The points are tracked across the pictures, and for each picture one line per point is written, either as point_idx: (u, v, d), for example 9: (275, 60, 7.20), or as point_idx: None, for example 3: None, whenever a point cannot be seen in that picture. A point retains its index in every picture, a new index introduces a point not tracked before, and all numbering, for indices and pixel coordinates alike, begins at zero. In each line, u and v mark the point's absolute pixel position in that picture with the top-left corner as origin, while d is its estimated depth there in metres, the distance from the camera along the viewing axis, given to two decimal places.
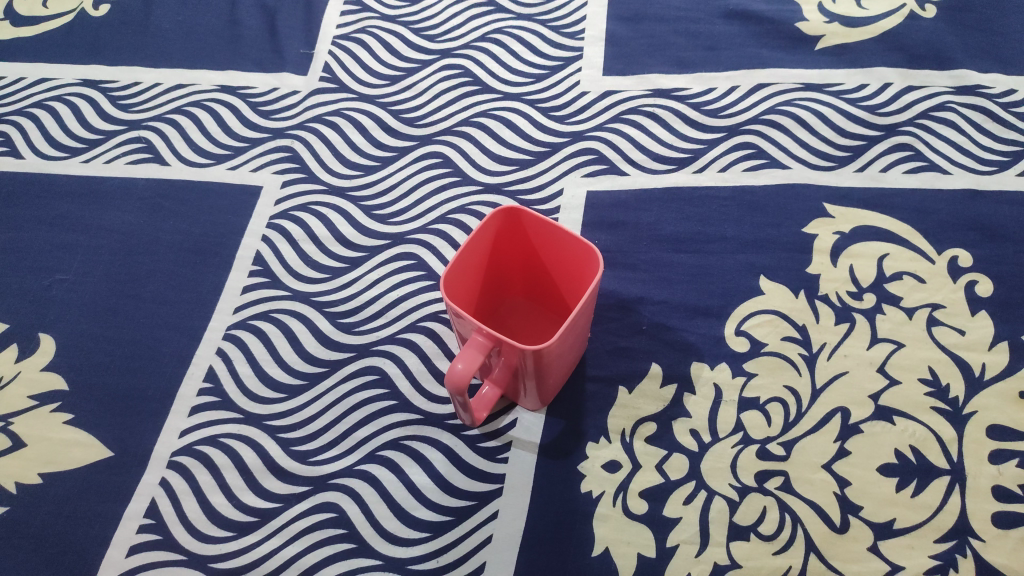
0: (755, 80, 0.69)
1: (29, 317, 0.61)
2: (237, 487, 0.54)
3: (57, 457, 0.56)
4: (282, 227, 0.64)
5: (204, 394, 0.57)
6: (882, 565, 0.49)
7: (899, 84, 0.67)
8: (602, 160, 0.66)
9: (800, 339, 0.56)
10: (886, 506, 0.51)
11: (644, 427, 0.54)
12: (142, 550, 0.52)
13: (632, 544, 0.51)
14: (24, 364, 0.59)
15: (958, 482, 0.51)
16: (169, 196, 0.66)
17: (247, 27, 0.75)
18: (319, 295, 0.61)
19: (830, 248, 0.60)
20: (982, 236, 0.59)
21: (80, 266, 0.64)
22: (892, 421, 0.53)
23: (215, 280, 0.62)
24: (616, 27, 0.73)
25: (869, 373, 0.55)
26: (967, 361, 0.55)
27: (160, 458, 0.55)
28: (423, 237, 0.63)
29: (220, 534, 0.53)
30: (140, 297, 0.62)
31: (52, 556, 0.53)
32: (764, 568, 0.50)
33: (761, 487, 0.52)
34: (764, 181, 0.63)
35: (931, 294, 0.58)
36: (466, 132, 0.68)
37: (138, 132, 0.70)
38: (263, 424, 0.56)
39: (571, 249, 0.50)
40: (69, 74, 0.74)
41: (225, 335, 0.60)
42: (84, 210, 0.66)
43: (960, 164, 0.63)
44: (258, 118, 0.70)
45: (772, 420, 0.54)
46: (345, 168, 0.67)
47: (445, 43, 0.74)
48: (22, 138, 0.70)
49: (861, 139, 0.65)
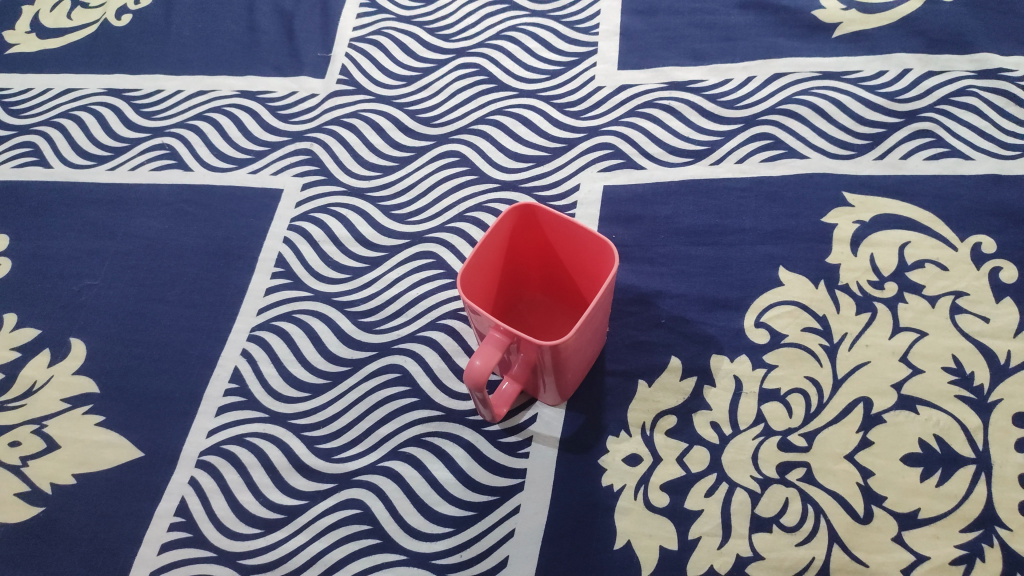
0: (771, 70, 0.68)
1: (61, 323, 0.63)
2: (263, 485, 0.55)
3: (89, 458, 0.57)
4: (304, 229, 0.65)
5: (230, 394, 0.58)
6: (907, 555, 0.49)
7: (919, 69, 0.66)
8: (619, 154, 0.66)
9: (821, 330, 0.56)
10: (911, 495, 0.51)
11: (664, 421, 0.54)
12: (173, 547, 0.54)
13: (654, 536, 0.51)
14: (57, 368, 0.61)
15: (984, 470, 0.51)
16: (192, 201, 0.68)
17: (265, 32, 0.76)
18: (340, 296, 0.62)
19: (851, 237, 0.59)
20: (1006, 222, 0.59)
21: (109, 271, 0.65)
22: (915, 411, 0.53)
23: (239, 283, 0.63)
24: (630, 20, 0.73)
25: (891, 362, 0.55)
26: (992, 349, 0.54)
27: (189, 458, 0.56)
28: (441, 235, 0.64)
29: (248, 530, 0.54)
30: (166, 301, 0.63)
31: (87, 554, 0.54)
32: (787, 559, 0.50)
33: (782, 478, 0.52)
34: (782, 171, 0.63)
35: (954, 281, 0.57)
36: (482, 131, 0.69)
37: (161, 139, 0.71)
38: (288, 423, 0.57)
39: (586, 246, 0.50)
40: (94, 85, 0.75)
41: (249, 336, 0.61)
42: (110, 217, 0.68)
43: (983, 149, 0.62)
44: (278, 122, 0.71)
45: (793, 411, 0.54)
46: (363, 169, 0.68)
47: (460, 42, 0.74)
48: (50, 148, 0.72)
49: (880, 127, 0.64)
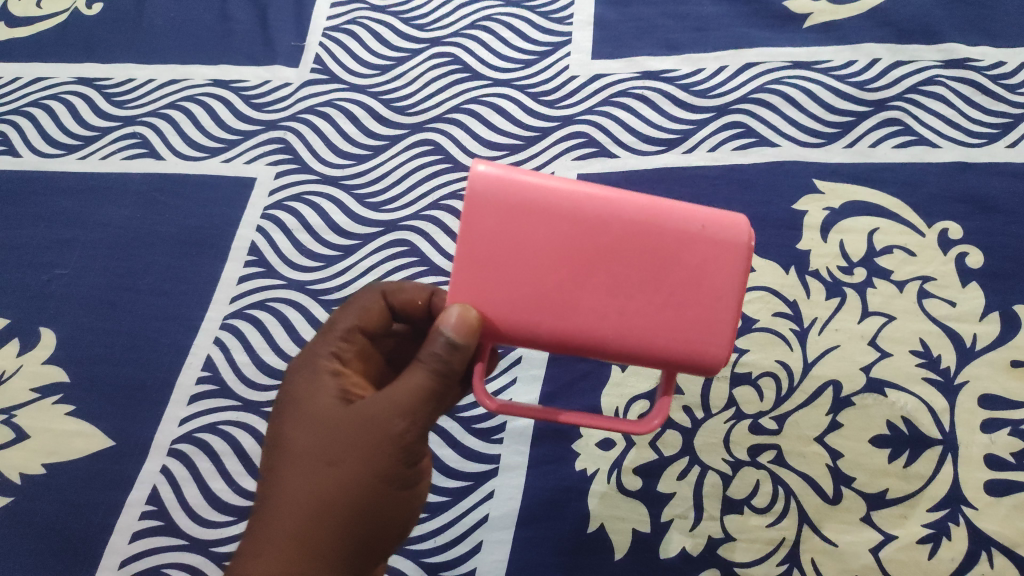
0: (742, 59, 0.69)
1: (31, 312, 0.62)
2: (236, 473, 0.55)
3: (58, 447, 0.57)
4: (277, 217, 0.65)
5: (202, 382, 0.58)
6: (874, 534, 0.50)
7: (888, 59, 0.67)
8: (593, 143, 0.66)
9: (791, 315, 0.57)
10: (878, 476, 0.51)
11: (638, 405, 0.55)
12: (145, 536, 0.53)
13: (627, 519, 0.51)
14: (26, 358, 0.60)
15: (950, 451, 0.52)
16: (164, 190, 0.67)
17: (238, 21, 0.76)
18: (314, 284, 0.62)
19: (821, 224, 0.60)
20: (973, 208, 0.59)
21: (80, 260, 0.65)
22: (883, 393, 0.54)
23: (211, 272, 0.63)
24: (603, 11, 0.73)
25: (860, 346, 0.55)
26: (958, 332, 0.55)
27: (161, 447, 0.56)
28: (416, 223, 0.64)
29: (220, 518, 0.53)
30: (138, 289, 0.63)
31: (56, 544, 0.54)
32: (757, 541, 0.50)
33: (753, 461, 0.52)
34: (753, 159, 0.64)
35: (922, 266, 0.58)
36: (456, 119, 0.69)
37: (133, 128, 0.71)
38: (261, 410, 0.57)
39: (529, 188, 0.38)
40: (64, 73, 0.75)
41: (222, 324, 0.60)
42: (81, 206, 0.67)
43: (950, 137, 0.63)
44: (251, 111, 0.71)
45: (763, 394, 0.54)
46: (338, 158, 0.68)
47: (435, 31, 0.74)
48: (19, 136, 0.71)
49: (849, 116, 0.65)
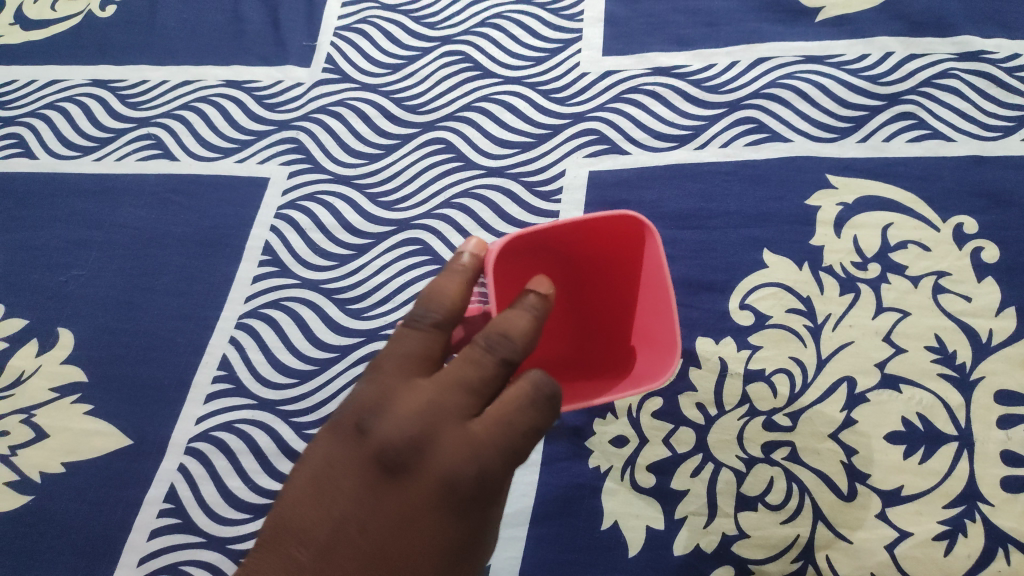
0: (754, 54, 0.68)
1: (49, 313, 0.63)
2: (252, 471, 0.55)
3: (77, 447, 0.57)
4: (290, 217, 0.65)
5: (218, 381, 0.59)
6: (890, 531, 0.50)
7: (902, 52, 0.67)
8: (604, 139, 0.66)
9: (805, 311, 0.57)
10: (894, 473, 0.51)
11: (650, 403, 0.54)
12: (163, 533, 0.54)
13: (640, 516, 0.52)
14: (45, 358, 0.61)
15: (967, 448, 0.51)
16: (179, 190, 0.67)
17: (249, 22, 0.76)
18: (327, 283, 0.62)
19: (834, 219, 0.60)
20: (988, 202, 0.59)
21: (96, 261, 0.65)
22: (898, 389, 0.53)
23: (226, 271, 0.63)
24: (614, 7, 0.73)
25: (875, 342, 0.55)
26: (974, 327, 0.55)
27: (178, 446, 0.57)
28: (428, 221, 0.64)
29: (237, 516, 0.54)
30: (153, 289, 0.63)
31: (77, 541, 0.54)
32: (772, 538, 0.50)
33: (767, 458, 0.52)
34: (765, 155, 0.63)
35: (936, 262, 0.57)
36: (468, 117, 0.69)
37: (147, 129, 0.71)
38: (276, 409, 0.57)
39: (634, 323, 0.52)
40: (79, 76, 0.75)
41: (237, 324, 0.61)
42: (97, 207, 0.68)
43: (964, 131, 0.62)
44: (264, 111, 0.71)
45: (777, 391, 0.54)
46: (350, 157, 0.68)
47: (445, 30, 0.74)
48: (35, 139, 0.72)
49: (863, 110, 0.64)
